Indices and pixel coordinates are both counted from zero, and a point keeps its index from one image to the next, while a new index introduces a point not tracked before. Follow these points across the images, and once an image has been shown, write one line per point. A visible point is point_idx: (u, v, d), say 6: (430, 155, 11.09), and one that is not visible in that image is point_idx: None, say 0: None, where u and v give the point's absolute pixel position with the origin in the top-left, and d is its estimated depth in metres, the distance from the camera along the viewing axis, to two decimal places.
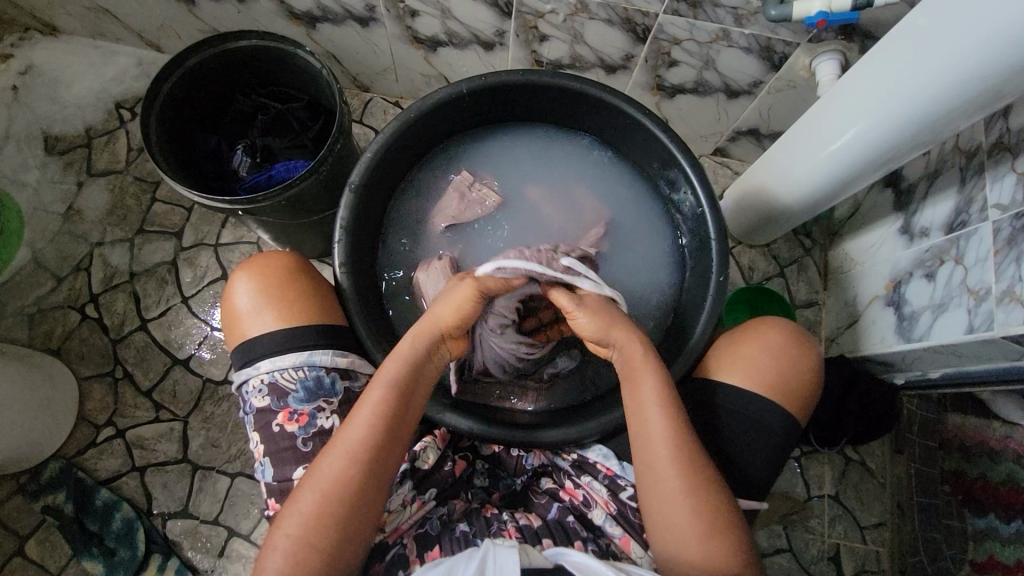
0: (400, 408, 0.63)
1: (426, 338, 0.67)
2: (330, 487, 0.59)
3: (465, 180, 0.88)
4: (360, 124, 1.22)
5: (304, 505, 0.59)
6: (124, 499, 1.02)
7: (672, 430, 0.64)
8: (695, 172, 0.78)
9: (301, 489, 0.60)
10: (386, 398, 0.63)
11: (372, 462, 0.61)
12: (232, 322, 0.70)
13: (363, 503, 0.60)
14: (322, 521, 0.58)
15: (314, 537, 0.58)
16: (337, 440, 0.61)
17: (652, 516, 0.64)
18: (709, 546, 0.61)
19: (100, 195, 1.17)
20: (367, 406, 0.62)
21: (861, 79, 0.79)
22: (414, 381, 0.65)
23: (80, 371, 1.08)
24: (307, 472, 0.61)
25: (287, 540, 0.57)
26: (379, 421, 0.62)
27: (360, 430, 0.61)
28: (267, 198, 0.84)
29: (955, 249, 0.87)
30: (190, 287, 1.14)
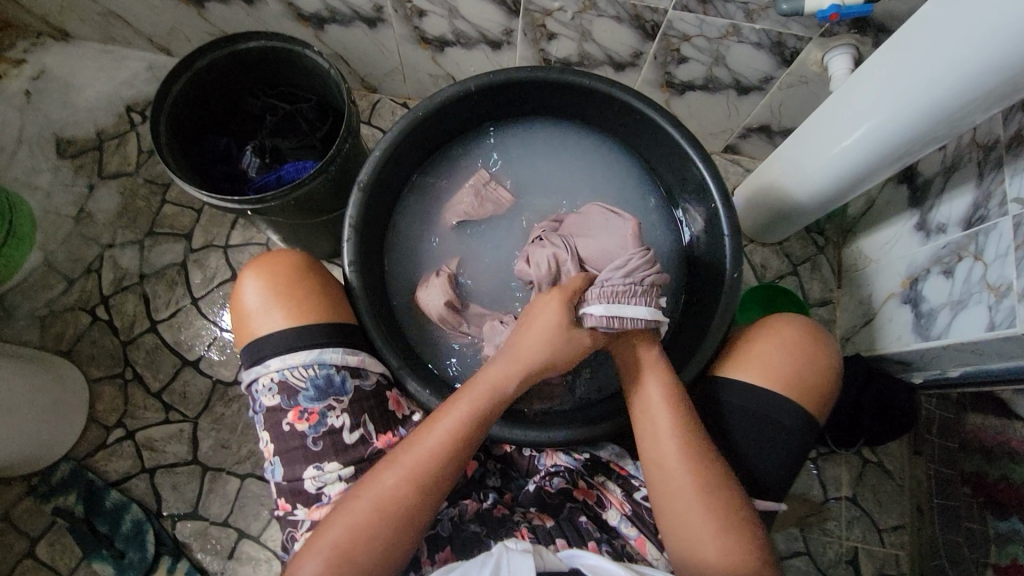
0: (473, 437, 0.63)
1: (512, 375, 0.66)
2: (386, 502, 0.59)
3: (481, 178, 0.87)
4: (369, 125, 1.22)
5: (356, 517, 0.58)
6: (135, 500, 1.02)
7: (680, 430, 0.65)
8: (708, 168, 0.77)
9: (353, 499, 0.59)
10: (460, 425, 0.62)
11: (436, 485, 0.60)
12: (241, 320, 0.70)
13: (416, 521, 0.59)
14: (372, 534, 0.57)
15: (361, 553, 0.57)
16: (400, 458, 0.61)
17: (665, 517, 0.63)
18: (723, 542, 0.59)
19: (111, 197, 1.18)
20: (440, 430, 0.62)
21: (876, 71, 0.78)
22: (493, 415, 0.65)
23: (91, 373, 1.08)
24: (362, 483, 0.60)
25: (331, 549, 0.56)
26: (449, 446, 0.62)
27: (429, 453, 0.61)
28: (276, 198, 0.83)
29: (974, 244, 0.85)
30: (200, 289, 1.14)
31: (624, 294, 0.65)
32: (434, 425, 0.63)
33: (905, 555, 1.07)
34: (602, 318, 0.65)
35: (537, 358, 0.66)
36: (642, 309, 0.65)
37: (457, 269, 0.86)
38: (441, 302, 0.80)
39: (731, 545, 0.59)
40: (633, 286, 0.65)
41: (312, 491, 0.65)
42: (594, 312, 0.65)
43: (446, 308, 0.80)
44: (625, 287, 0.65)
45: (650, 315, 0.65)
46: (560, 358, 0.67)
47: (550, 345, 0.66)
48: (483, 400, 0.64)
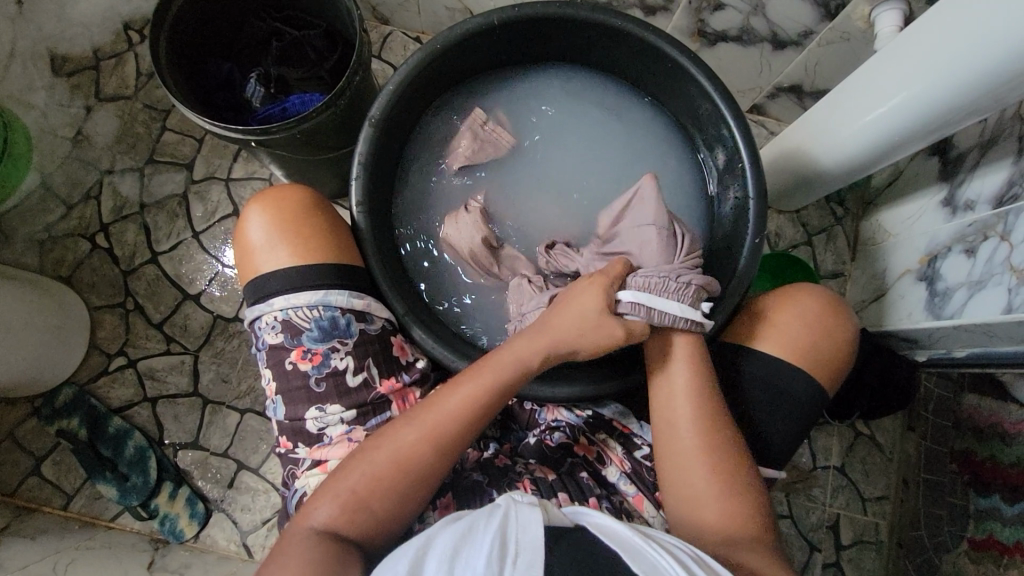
0: (494, 404, 0.62)
1: (538, 350, 0.64)
2: (404, 456, 0.59)
3: (477, 118, 0.82)
4: (379, 59, 1.15)
5: (373, 467, 0.58)
6: (136, 427, 1.03)
7: (696, 392, 0.65)
8: (738, 125, 0.73)
9: (372, 449, 0.59)
10: (482, 393, 0.62)
11: (453, 447, 0.60)
12: (245, 256, 0.68)
13: (433, 481, 0.60)
14: (386, 486, 0.58)
15: (373, 500, 0.57)
16: (422, 414, 0.61)
17: (665, 474, 0.64)
18: (724, 503, 0.61)
19: (109, 121, 1.13)
20: (463, 394, 0.61)
21: (923, 31, 0.72)
22: (514, 387, 0.63)
23: (91, 301, 1.07)
24: (381, 434, 0.61)
25: (347, 495, 0.57)
26: (470, 410, 0.61)
27: (452, 414, 0.61)
28: (281, 130, 0.79)
29: (1002, 224, 0.82)
30: (201, 222, 1.12)
31: (658, 288, 0.65)
32: (458, 388, 0.62)
33: (886, 524, 1.09)
34: (630, 304, 0.65)
35: (567, 338, 0.65)
36: (674, 303, 0.64)
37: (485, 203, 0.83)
38: (475, 238, 0.78)
39: (730, 508, 0.60)
40: (668, 281, 0.65)
41: (314, 432, 0.65)
42: (624, 299, 0.65)
43: (481, 245, 0.78)
44: (659, 280, 0.65)
45: (681, 312, 0.64)
46: (589, 341, 0.65)
47: (582, 330, 0.64)
48: (508, 370, 0.63)
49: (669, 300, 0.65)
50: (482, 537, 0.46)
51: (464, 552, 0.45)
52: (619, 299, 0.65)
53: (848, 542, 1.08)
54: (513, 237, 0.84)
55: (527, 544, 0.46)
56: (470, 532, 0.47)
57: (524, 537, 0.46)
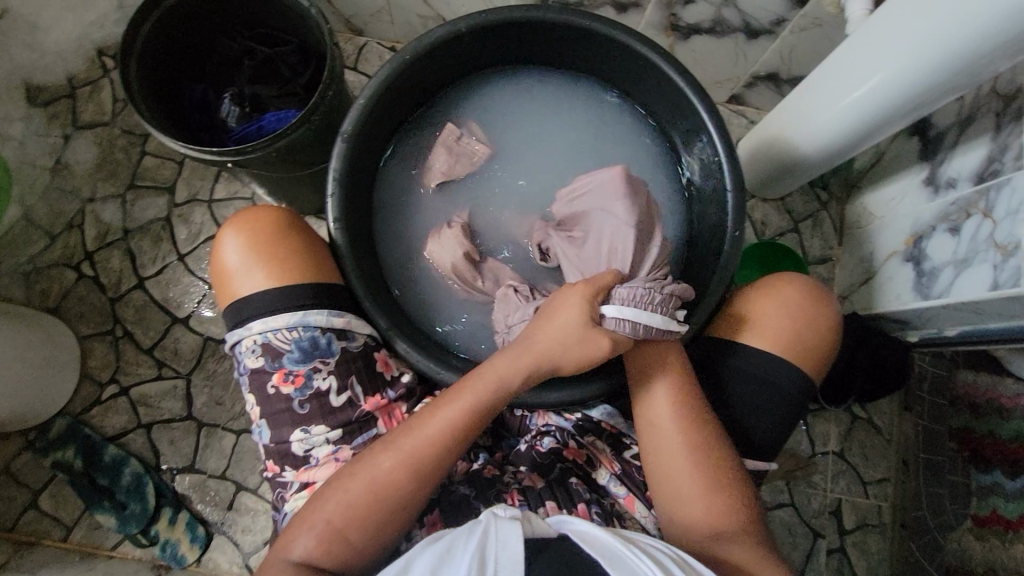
0: (474, 427, 0.62)
1: (518, 369, 0.64)
2: (382, 484, 0.58)
3: (451, 133, 0.82)
4: (354, 71, 1.15)
5: (350, 496, 0.58)
6: (132, 455, 1.03)
7: (676, 391, 0.65)
8: (711, 118, 0.73)
9: (349, 476, 0.59)
10: (461, 417, 0.61)
11: (431, 472, 0.60)
12: (222, 280, 0.68)
13: (412, 507, 0.59)
14: (364, 515, 0.58)
15: (351, 530, 0.57)
16: (399, 441, 0.60)
17: (652, 481, 0.64)
18: (713, 507, 0.61)
19: (88, 148, 1.13)
20: (441, 418, 0.61)
21: (894, 12, 0.72)
22: (494, 410, 0.63)
23: (80, 330, 1.07)
24: (360, 460, 0.60)
25: (323, 526, 0.57)
26: (448, 436, 0.61)
27: (430, 440, 0.60)
28: (257, 149, 0.79)
29: (984, 200, 0.82)
30: (186, 245, 1.11)
31: (644, 301, 0.64)
32: (436, 412, 0.62)
33: (888, 506, 1.09)
34: (616, 321, 0.63)
35: (549, 353, 0.64)
36: (657, 315, 0.63)
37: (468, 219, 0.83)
38: (458, 253, 0.78)
39: (716, 505, 0.61)
40: (653, 293, 0.64)
41: (301, 453, 0.65)
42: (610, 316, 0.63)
43: (463, 260, 0.78)
44: (644, 294, 0.64)
45: (665, 325, 0.64)
46: (573, 357, 0.63)
47: (565, 344, 0.63)
48: (486, 392, 0.63)
49: (653, 313, 0.64)
50: (461, 558, 0.46)
51: (444, 573, 0.45)
52: (603, 315, 0.64)
53: (851, 526, 1.08)
54: (495, 244, 0.83)
55: (507, 560, 0.46)
56: (450, 553, 0.47)
57: (503, 554, 0.46)
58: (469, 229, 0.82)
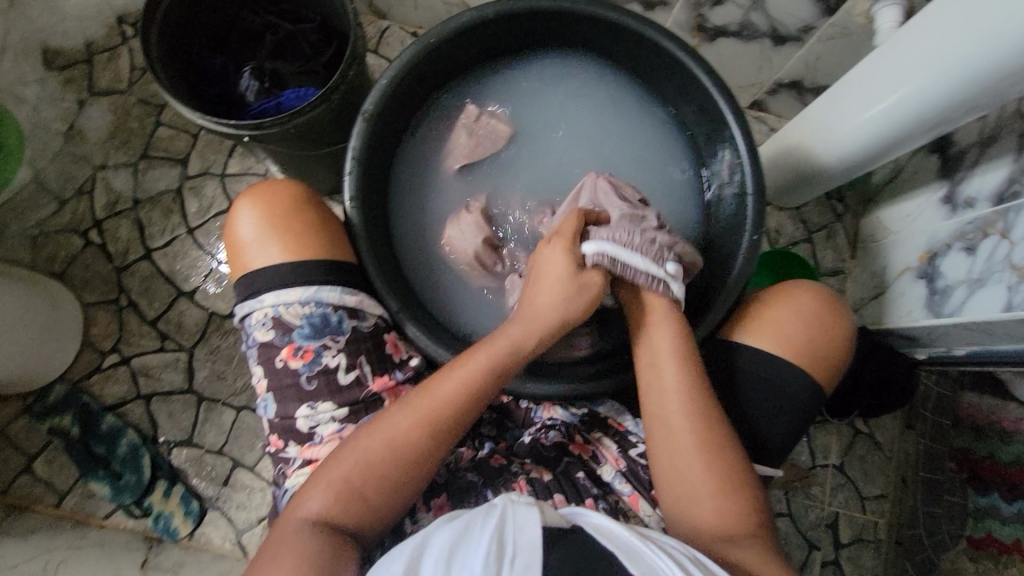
0: (490, 386, 0.62)
1: (526, 325, 0.64)
2: (398, 443, 0.58)
3: (471, 114, 0.82)
4: (375, 54, 1.14)
5: (367, 454, 0.57)
6: (130, 425, 1.02)
7: (688, 385, 0.64)
8: (736, 120, 0.72)
9: (365, 436, 0.58)
10: (477, 378, 0.61)
11: (448, 433, 0.60)
12: (235, 252, 0.67)
13: (428, 468, 0.59)
14: (380, 474, 0.57)
15: (367, 488, 0.57)
16: (416, 400, 0.60)
17: (660, 473, 0.63)
18: (722, 502, 0.60)
19: (102, 115, 1.12)
20: (457, 378, 0.61)
21: (923, 26, 0.71)
22: (510, 370, 0.63)
23: (84, 297, 1.06)
24: (376, 420, 0.60)
25: (340, 485, 0.56)
26: (465, 396, 0.61)
27: (448, 399, 0.60)
28: (275, 125, 0.78)
29: (1001, 221, 0.82)
30: (195, 218, 1.11)
31: (627, 242, 0.65)
32: (453, 371, 0.62)
33: (884, 522, 1.09)
34: (596, 255, 0.65)
35: (552, 308, 0.64)
36: (638, 257, 0.65)
37: (486, 204, 0.82)
38: (478, 239, 0.78)
39: (727, 506, 0.59)
40: (636, 235, 0.66)
41: (305, 430, 0.64)
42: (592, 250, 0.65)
43: (483, 247, 0.78)
44: (629, 235, 0.65)
45: (645, 267, 0.65)
46: (575, 308, 0.65)
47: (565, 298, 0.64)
48: (501, 352, 0.63)
49: (634, 253, 0.65)
50: (478, 538, 0.45)
51: (461, 552, 0.45)
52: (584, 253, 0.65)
53: (846, 540, 1.08)
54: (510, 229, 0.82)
55: (525, 544, 0.45)
56: (467, 532, 0.46)
57: (521, 537, 0.45)
58: (487, 214, 0.81)
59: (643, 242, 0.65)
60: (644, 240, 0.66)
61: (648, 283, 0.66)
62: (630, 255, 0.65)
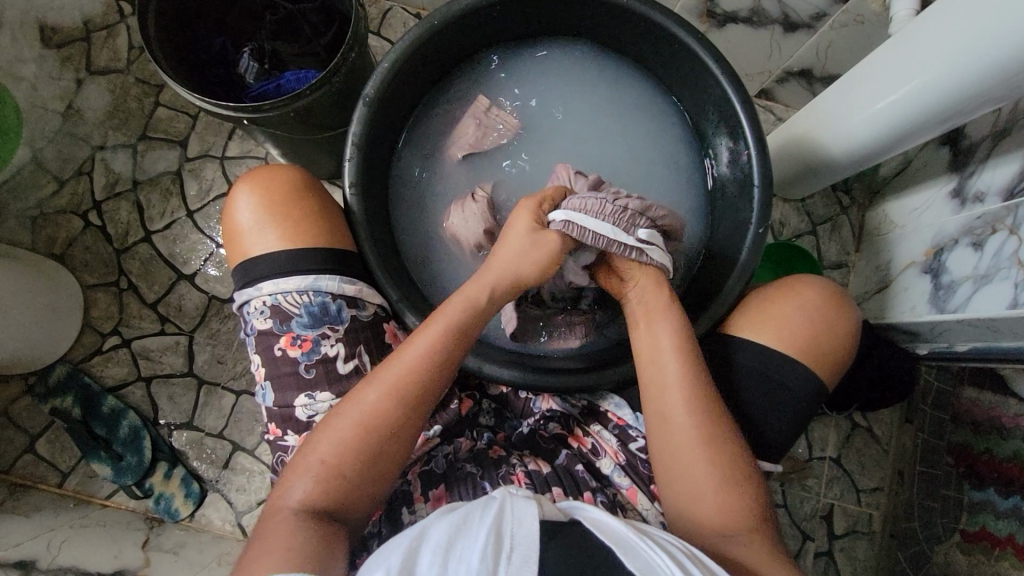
0: (453, 352, 0.62)
1: (485, 288, 0.65)
2: (368, 417, 0.58)
3: (481, 105, 0.81)
4: (377, 36, 1.12)
5: (341, 433, 0.57)
6: (131, 407, 1.03)
7: (688, 380, 0.64)
8: (745, 110, 0.71)
9: (336, 417, 0.58)
10: (437, 343, 0.61)
11: (415, 400, 0.59)
12: (233, 239, 0.66)
13: (402, 439, 0.59)
14: (357, 450, 0.57)
15: (345, 465, 0.57)
16: (381, 373, 0.60)
17: (663, 469, 0.63)
18: (722, 499, 0.60)
19: (101, 95, 1.10)
20: (419, 347, 0.61)
21: (940, 16, 0.70)
22: (469, 332, 0.63)
23: (84, 279, 1.06)
24: (346, 399, 0.60)
25: (318, 467, 0.56)
26: (427, 361, 0.60)
27: (410, 367, 0.60)
28: (274, 108, 0.76)
29: (1011, 217, 0.80)
30: (195, 201, 1.10)
31: (595, 210, 0.65)
32: (415, 341, 0.61)
33: (879, 515, 1.09)
34: (562, 225, 0.65)
35: (510, 271, 0.65)
36: (607, 224, 0.64)
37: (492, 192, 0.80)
38: (480, 228, 0.75)
39: (730, 501, 0.60)
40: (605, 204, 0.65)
41: (304, 419, 0.64)
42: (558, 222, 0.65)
43: (485, 236, 0.75)
44: (597, 204, 0.65)
45: (614, 234, 0.64)
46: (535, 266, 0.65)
47: (525, 255, 0.65)
48: (461, 318, 0.63)
49: (602, 221, 0.64)
50: (477, 530, 0.45)
51: (458, 545, 0.45)
52: (550, 222, 0.66)
53: (841, 532, 1.08)
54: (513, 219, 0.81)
55: (522, 538, 0.45)
56: (464, 525, 0.46)
57: (519, 531, 0.45)
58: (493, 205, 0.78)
59: (612, 210, 0.65)
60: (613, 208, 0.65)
61: (621, 252, 0.65)
62: (600, 224, 0.64)
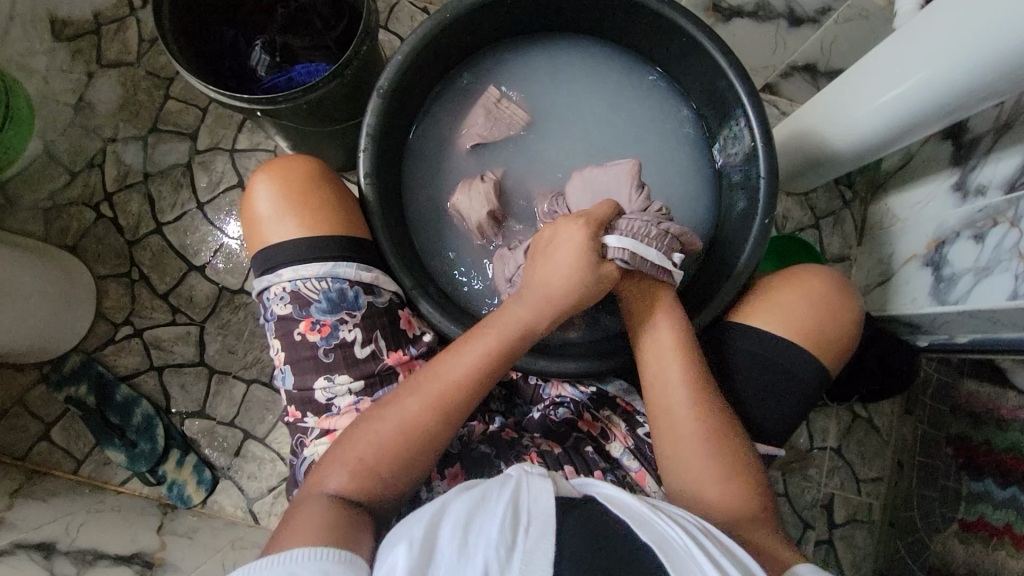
0: (496, 370, 0.63)
1: (536, 309, 0.65)
2: (410, 425, 0.60)
3: (491, 96, 0.82)
4: (386, 30, 1.13)
5: (381, 437, 0.59)
6: (144, 396, 1.04)
7: (688, 373, 0.66)
8: (752, 103, 0.72)
9: (378, 420, 0.60)
10: (485, 360, 0.62)
11: (457, 414, 0.61)
12: (252, 226, 0.68)
13: (436, 449, 0.61)
14: (394, 455, 0.59)
15: (381, 467, 0.58)
16: (425, 383, 0.61)
17: (665, 459, 0.64)
18: (724, 484, 0.61)
19: (111, 88, 1.12)
20: (465, 362, 0.62)
21: (944, 11, 0.71)
22: (515, 352, 0.64)
23: (97, 270, 1.08)
24: (388, 403, 0.61)
25: (356, 463, 0.58)
26: (475, 378, 0.62)
27: (456, 381, 0.61)
28: (288, 100, 0.78)
29: (1012, 210, 0.82)
30: (205, 193, 1.11)
31: (642, 233, 0.64)
32: (460, 354, 0.63)
33: (879, 504, 1.11)
34: (614, 249, 0.63)
35: (562, 291, 0.64)
36: (654, 250, 0.64)
37: (502, 177, 0.82)
38: (482, 210, 0.77)
39: (730, 485, 0.61)
40: (650, 227, 0.65)
41: (323, 402, 0.66)
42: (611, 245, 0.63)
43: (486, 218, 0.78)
44: (644, 227, 0.64)
45: (658, 260, 0.64)
46: (584, 290, 0.65)
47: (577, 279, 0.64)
48: (511, 336, 0.63)
49: (650, 246, 0.64)
50: (495, 506, 0.47)
51: (478, 520, 0.46)
52: (607, 245, 0.64)
53: (841, 521, 1.10)
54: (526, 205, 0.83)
55: (539, 512, 0.46)
56: (484, 501, 0.48)
57: (536, 505, 0.47)
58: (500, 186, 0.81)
59: (659, 234, 0.65)
60: (658, 231, 0.65)
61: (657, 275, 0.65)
62: (648, 249, 0.64)
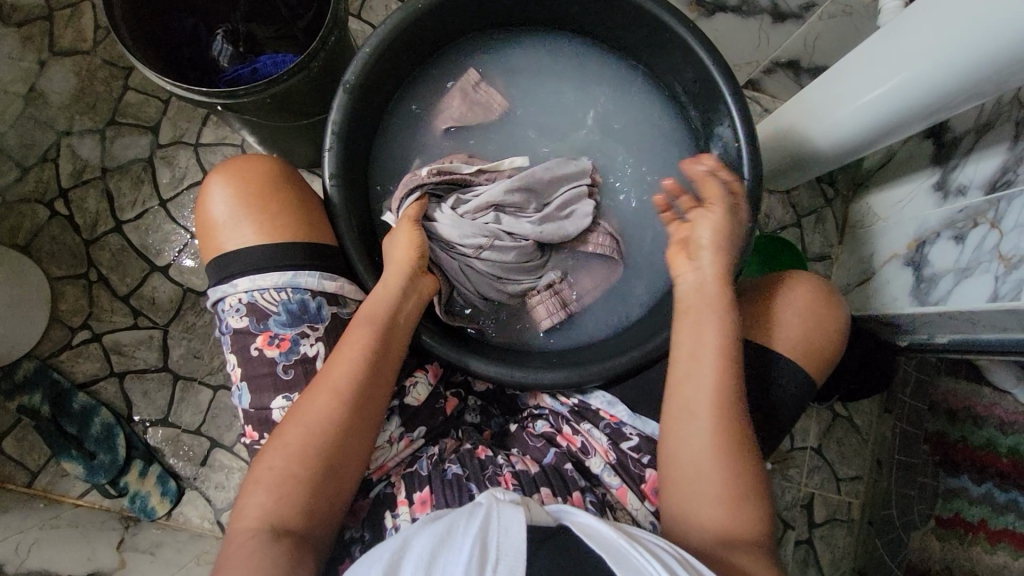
0: (385, 340, 0.62)
1: (398, 278, 0.66)
2: (315, 425, 0.58)
3: (470, 79, 0.79)
4: (358, 19, 1.08)
5: (288, 439, 0.58)
6: (103, 404, 0.99)
7: (723, 380, 0.62)
8: (735, 100, 0.70)
9: (285, 426, 0.58)
10: (367, 333, 0.62)
11: (359, 393, 0.60)
12: (207, 233, 0.64)
13: (353, 435, 0.59)
14: (309, 453, 0.57)
15: (298, 470, 0.56)
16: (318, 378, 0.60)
17: (671, 478, 0.62)
18: (722, 511, 0.59)
19: (65, 78, 1.05)
20: (351, 344, 0.61)
21: (928, 13, 0.69)
22: (397, 319, 0.64)
23: (51, 271, 1.01)
24: (292, 408, 0.60)
25: (271, 477, 0.56)
26: (364, 354, 0.61)
27: (345, 364, 0.60)
28: (249, 93, 0.73)
29: (993, 210, 0.81)
30: (168, 189, 1.05)
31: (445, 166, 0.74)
32: (345, 340, 0.62)
33: (858, 503, 1.09)
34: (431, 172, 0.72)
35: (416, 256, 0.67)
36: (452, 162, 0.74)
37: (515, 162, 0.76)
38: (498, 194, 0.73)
39: (732, 514, 0.59)
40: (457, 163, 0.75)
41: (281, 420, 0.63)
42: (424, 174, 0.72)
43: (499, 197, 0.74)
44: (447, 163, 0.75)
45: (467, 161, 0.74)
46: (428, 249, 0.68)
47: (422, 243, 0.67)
48: (385, 307, 0.64)
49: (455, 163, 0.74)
50: (461, 542, 0.44)
51: (441, 557, 0.44)
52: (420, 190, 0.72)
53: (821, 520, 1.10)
54: None
55: (509, 547, 0.44)
56: (449, 536, 0.45)
57: (505, 541, 0.44)
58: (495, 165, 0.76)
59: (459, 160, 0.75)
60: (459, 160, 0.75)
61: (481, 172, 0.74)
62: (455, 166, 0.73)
